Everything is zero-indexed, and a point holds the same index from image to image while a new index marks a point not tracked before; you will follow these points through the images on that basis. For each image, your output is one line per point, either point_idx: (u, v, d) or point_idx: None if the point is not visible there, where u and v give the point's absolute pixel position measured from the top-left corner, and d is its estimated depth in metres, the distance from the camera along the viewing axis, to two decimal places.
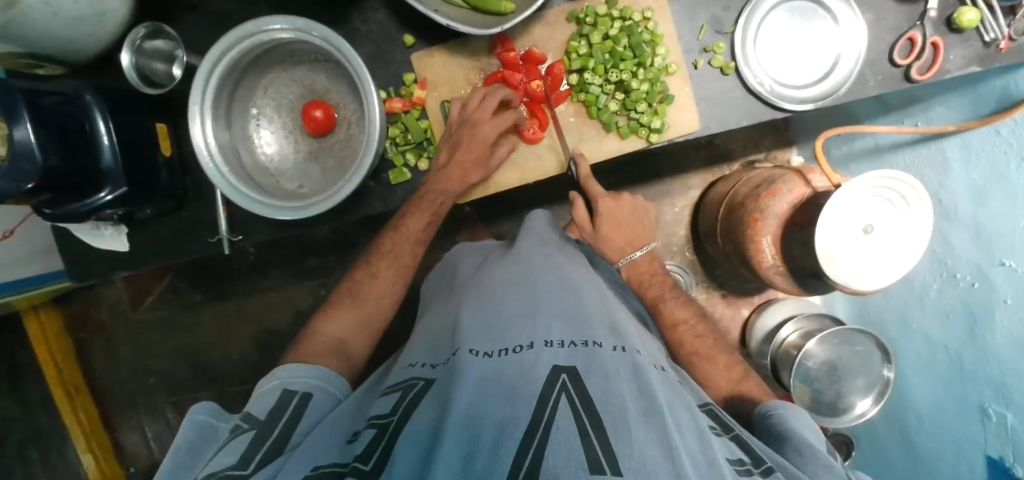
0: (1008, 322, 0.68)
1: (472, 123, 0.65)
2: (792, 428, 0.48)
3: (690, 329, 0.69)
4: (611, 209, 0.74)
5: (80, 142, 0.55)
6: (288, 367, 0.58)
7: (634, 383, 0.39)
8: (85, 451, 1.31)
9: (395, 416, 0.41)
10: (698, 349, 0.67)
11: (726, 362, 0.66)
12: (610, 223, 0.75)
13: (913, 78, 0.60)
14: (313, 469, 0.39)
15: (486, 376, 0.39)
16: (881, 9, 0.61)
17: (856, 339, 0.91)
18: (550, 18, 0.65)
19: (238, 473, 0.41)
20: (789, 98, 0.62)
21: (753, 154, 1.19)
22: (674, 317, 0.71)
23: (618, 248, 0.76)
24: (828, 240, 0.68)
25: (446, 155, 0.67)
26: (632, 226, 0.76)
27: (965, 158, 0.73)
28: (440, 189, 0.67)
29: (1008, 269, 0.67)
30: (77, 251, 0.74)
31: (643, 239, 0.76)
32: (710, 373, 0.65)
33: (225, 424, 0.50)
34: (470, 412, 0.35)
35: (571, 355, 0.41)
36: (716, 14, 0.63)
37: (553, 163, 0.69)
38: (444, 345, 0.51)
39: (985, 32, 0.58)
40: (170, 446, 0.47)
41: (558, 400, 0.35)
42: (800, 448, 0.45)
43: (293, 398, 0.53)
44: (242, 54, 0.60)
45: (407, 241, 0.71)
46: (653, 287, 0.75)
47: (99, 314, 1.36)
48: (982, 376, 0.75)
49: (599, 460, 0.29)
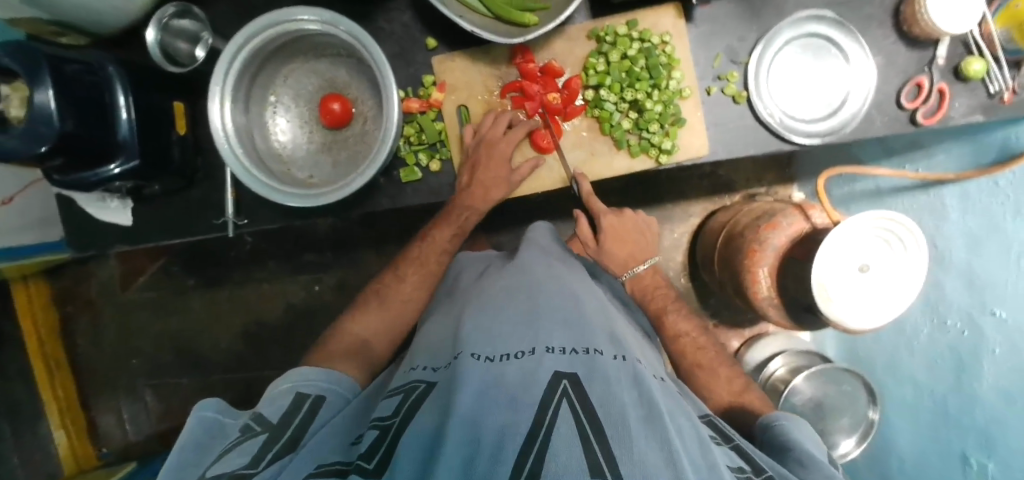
0: (995, 372, 0.69)
1: (490, 145, 0.67)
2: (793, 438, 0.49)
3: (692, 342, 0.70)
4: (614, 225, 0.75)
5: (99, 114, 0.56)
6: (300, 370, 0.58)
7: (634, 390, 0.40)
8: (59, 428, 1.27)
9: (396, 419, 0.41)
10: (700, 362, 0.68)
11: (727, 374, 0.66)
12: (614, 238, 0.75)
13: (919, 122, 0.62)
14: (318, 467, 0.39)
15: (488, 381, 0.39)
16: (891, 53, 0.63)
17: (843, 378, 0.92)
18: (571, 34, 0.67)
19: (248, 472, 0.39)
20: (798, 131, 0.64)
21: (755, 187, 1.20)
22: (676, 329, 0.71)
23: (621, 262, 0.76)
24: (823, 276, 0.69)
25: (467, 176, 0.68)
26: (636, 240, 0.76)
27: (963, 207, 0.74)
28: (465, 205, 0.71)
29: (998, 320, 0.68)
30: (80, 222, 0.73)
31: (647, 252, 0.76)
32: (713, 386, 0.66)
33: (233, 421, 0.50)
34: (471, 417, 0.35)
35: (572, 362, 0.42)
36: (732, 44, 0.65)
37: (557, 177, 0.70)
38: (446, 350, 0.51)
39: (990, 83, 0.60)
40: (177, 441, 0.46)
41: (559, 404, 0.35)
42: (802, 459, 0.46)
43: (305, 401, 0.53)
44: (266, 41, 0.61)
45: (432, 250, 0.76)
46: (657, 298, 0.75)
47: (88, 290, 1.34)
48: (966, 422, 0.75)
49: (599, 463, 0.29)
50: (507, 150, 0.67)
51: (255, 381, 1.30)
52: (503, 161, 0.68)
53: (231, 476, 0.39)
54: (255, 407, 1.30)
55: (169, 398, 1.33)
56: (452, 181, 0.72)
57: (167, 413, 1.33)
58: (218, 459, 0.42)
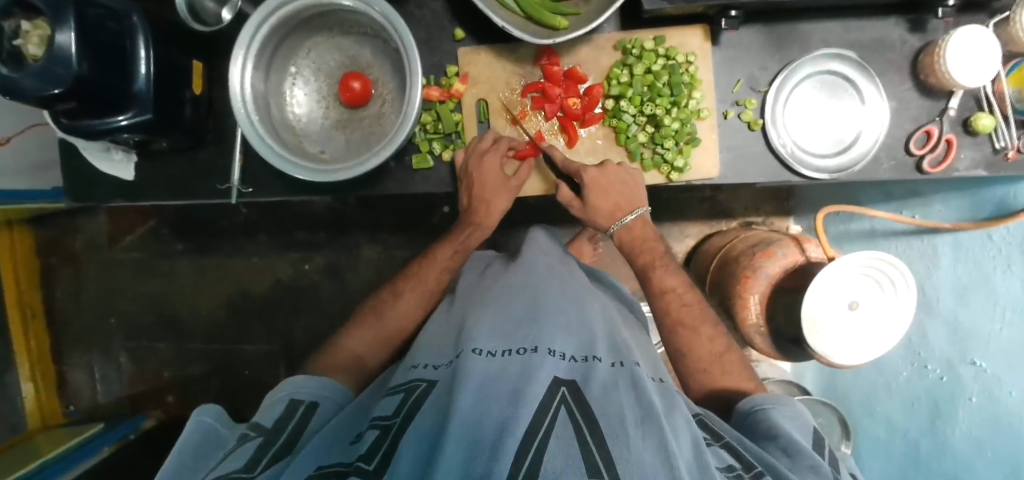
0: (969, 419, 0.72)
1: (483, 163, 0.67)
2: (780, 427, 0.49)
3: (677, 298, 0.68)
4: (597, 177, 0.67)
5: (116, 61, 0.55)
6: (297, 379, 0.57)
7: (631, 393, 0.41)
8: (28, 380, 1.23)
9: (398, 419, 0.41)
10: (683, 320, 0.66)
11: (711, 334, 0.65)
12: (595, 195, 0.67)
13: (925, 169, 0.63)
14: (317, 469, 0.38)
15: (488, 377, 0.40)
16: (904, 99, 0.64)
17: (820, 411, 0.93)
18: (598, 42, 0.68)
19: (245, 475, 0.39)
20: (807, 164, 0.65)
21: (752, 216, 1.22)
22: (664, 285, 0.69)
23: (608, 214, 0.70)
24: (813, 308, 0.71)
25: (467, 194, 0.71)
26: (621, 188, 0.68)
27: (955, 256, 0.76)
28: (470, 226, 0.75)
29: (978, 369, 0.70)
30: (81, 171, 0.72)
31: (635, 202, 0.69)
32: (694, 343, 0.64)
33: (225, 430, 0.50)
34: (472, 414, 0.35)
35: (571, 369, 0.43)
36: (753, 72, 0.66)
37: (538, 184, 0.71)
38: (448, 348, 0.53)
39: (996, 139, 0.62)
40: (174, 447, 0.46)
41: (558, 410, 0.36)
42: (785, 447, 0.46)
43: (299, 407, 0.53)
44: (295, 13, 0.61)
45: (435, 264, 0.76)
46: (644, 254, 0.72)
47: (73, 243, 1.31)
48: (935, 466, 0.79)
49: (598, 466, 0.31)
50: (496, 158, 0.67)
51: (233, 353, 1.28)
52: (498, 174, 0.68)
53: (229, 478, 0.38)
54: (230, 380, 1.28)
55: (144, 362, 1.31)
56: (451, 175, 0.71)
57: (141, 377, 1.31)
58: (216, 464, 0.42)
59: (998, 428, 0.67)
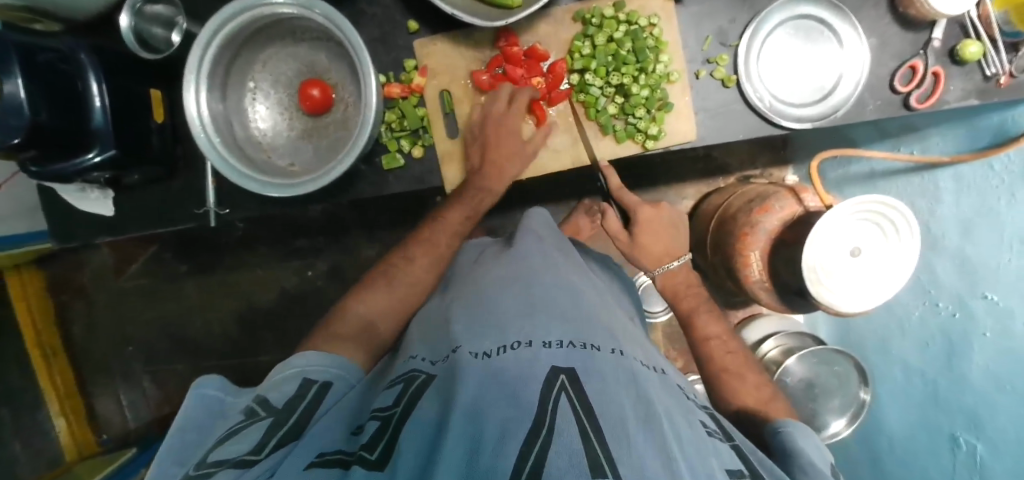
0: (982, 352, 0.71)
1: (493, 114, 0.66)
2: (800, 449, 0.51)
3: (722, 345, 0.72)
4: (648, 218, 0.80)
5: (71, 101, 0.55)
6: (304, 354, 0.57)
7: (631, 389, 0.42)
8: (59, 416, 1.28)
9: (399, 408, 0.42)
10: (728, 367, 0.69)
11: (756, 382, 0.67)
12: (648, 234, 0.80)
13: (912, 106, 0.60)
14: (319, 455, 0.38)
15: (485, 375, 0.40)
16: (885, 34, 0.61)
17: (835, 359, 0.92)
18: (557, 16, 0.65)
19: (252, 459, 0.39)
20: (787, 116, 0.62)
21: (749, 170, 1.19)
22: (706, 331, 0.74)
23: (655, 256, 0.80)
24: (816, 257, 0.68)
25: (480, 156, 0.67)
26: (668, 231, 0.80)
27: (957, 190, 0.73)
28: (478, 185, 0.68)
29: (990, 302, 0.68)
30: (62, 213, 0.73)
31: (679, 248, 0.80)
32: (734, 387, 0.67)
33: (233, 399, 0.52)
34: (472, 409, 0.35)
35: (570, 356, 0.43)
36: (723, 25, 0.63)
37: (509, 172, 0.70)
38: (444, 340, 0.52)
39: (986, 66, 0.58)
40: (177, 419, 0.48)
41: (558, 398, 0.37)
42: (805, 467, 0.49)
43: (311, 386, 0.52)
44: (244, 25, 0.60)
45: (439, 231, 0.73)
46: (684, 298, 0.78)
47: (81, 279, 1.34)
48: (954, 404, 0.77)
49: (599, 460, 0.30)
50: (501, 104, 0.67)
51: (249, 366, 1.32)
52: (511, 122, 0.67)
53: (236, 463, 0.39)
54: None
55: (167, 384, 1.35)
56: (420, 173, 0.70)
57: (165, 399, 1.35)
58: (227, 442, 0.42)
59: (1017, 358, 0.65)
